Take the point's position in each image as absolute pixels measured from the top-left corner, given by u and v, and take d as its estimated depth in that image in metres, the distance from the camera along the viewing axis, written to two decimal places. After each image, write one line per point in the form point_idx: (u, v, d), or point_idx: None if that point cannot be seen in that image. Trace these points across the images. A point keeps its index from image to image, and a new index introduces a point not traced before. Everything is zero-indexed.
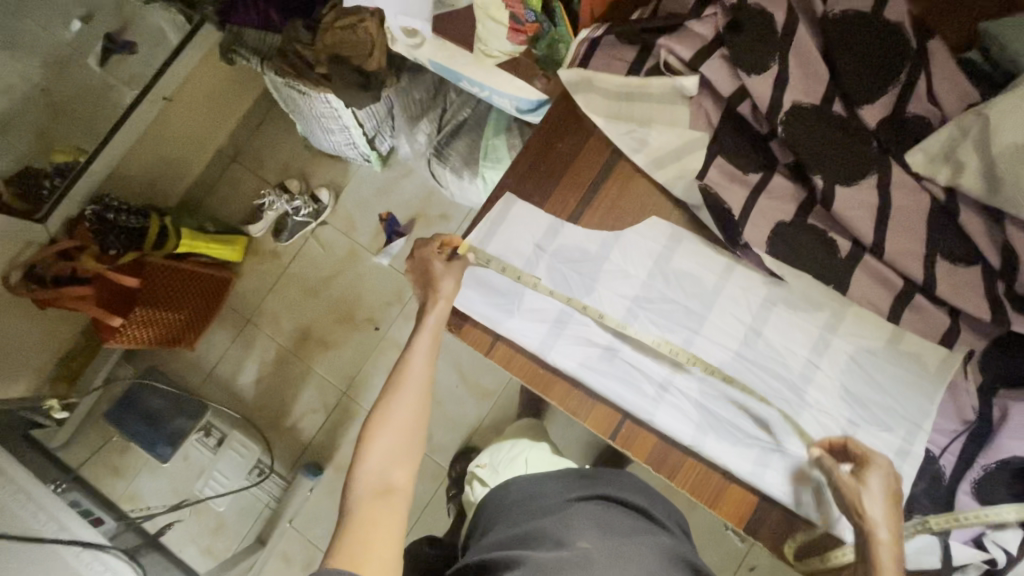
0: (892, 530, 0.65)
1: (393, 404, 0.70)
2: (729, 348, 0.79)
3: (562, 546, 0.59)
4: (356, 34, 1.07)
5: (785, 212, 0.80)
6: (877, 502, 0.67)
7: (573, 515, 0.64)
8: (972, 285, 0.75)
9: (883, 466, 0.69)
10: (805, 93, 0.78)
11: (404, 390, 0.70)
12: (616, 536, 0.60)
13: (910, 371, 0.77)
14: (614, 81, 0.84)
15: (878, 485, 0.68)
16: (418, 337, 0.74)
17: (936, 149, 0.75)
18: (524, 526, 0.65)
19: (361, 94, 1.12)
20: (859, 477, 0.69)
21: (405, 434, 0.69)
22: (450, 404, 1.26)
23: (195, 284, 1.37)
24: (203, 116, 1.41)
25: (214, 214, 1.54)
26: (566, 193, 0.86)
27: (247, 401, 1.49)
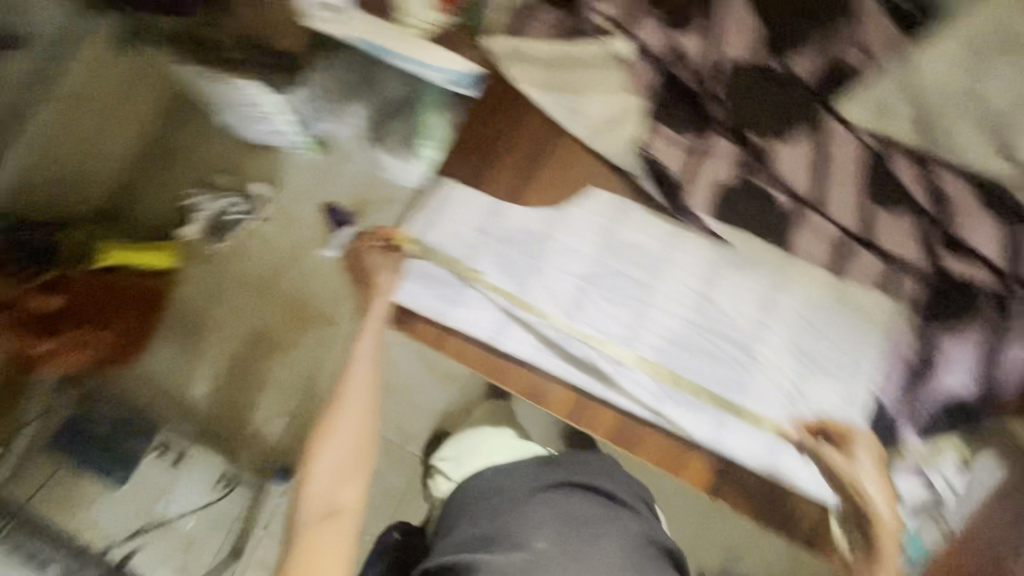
0: (891, 505, 0.67)
1: (340, 414, 0.71)
2: (681, 317, 0.79)
3: (518, 550, 0.60)
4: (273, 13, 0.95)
5: (725, 172, 0.78)
6: (873, 479, 0.68)
7: (530, 510, 0.64)
8: (907, 230, 0.76)
9: (866, 440, 0.71)
10: (741, 47, 0.78)
11: (346, 400, 0.72)
12: (569, 529, 0.62)
13: (853, 320, 0.78)
14: (544, 48, 0.81)
15: (866, 456, 0.70)
16: (360, 340, 0.74)
17: (864, 99, 0.76)
18: (488, 525, 0.65)
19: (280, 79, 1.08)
20: (847, 452, 0.71)
21: (354, 443, 0.71)
22: (415, 394, 1.21)
23: (129, 298, 1.28)
24: (116, 109, 1.28)
25: (136, 220, 1.41)
26: (504, 171, 0.82)
27: (204, 413, 1.42)
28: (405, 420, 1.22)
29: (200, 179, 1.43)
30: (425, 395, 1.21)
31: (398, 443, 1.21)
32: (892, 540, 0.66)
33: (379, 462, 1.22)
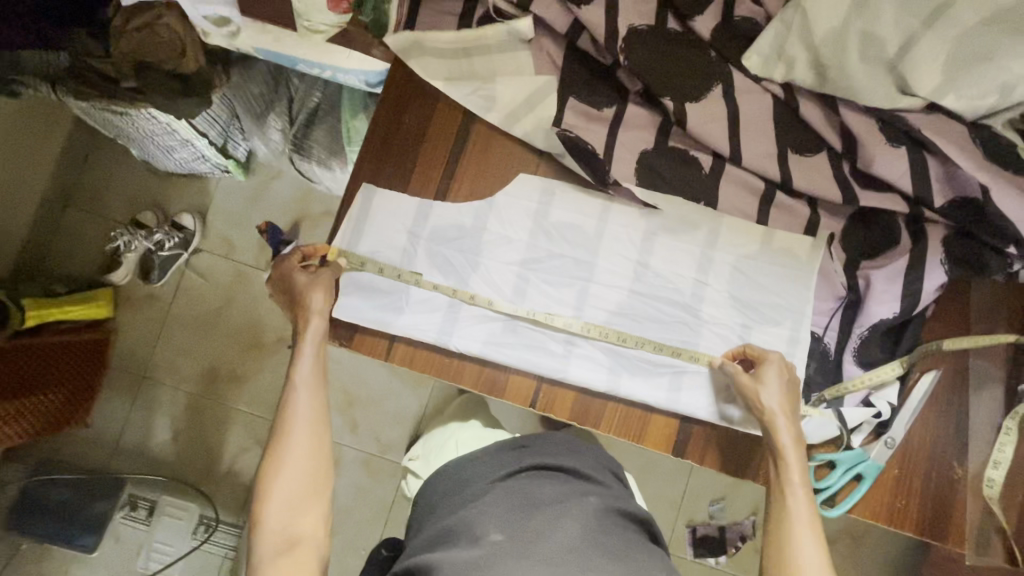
0: (788, 417, 0.71)
1: (289, 443, 0.66)
2: (623, 288, 0.80)
3: (469, 545, 0.57)
4: (157, 34, 0.91)
5: (646, 140, 0.79)
6: (772, 393, 0.72)
7: (489, 503, 0.62)
8: (823, 172, 0.79)
9: (776, 361, 0.74)
10: (638, 16, 0.77)
11: (292, 427, 0.67)
12: (531, 514, 0.60)
13: (785, 265, 0.81)
14: (445, 38, 0.78)
15: (773, 377, 0.73)
16: (298, 363, 0.70)
17: (767, 48, 0.77)
18: (447, 520, 0.63)
19: (185, 103, 1.00)
20: (757, 374, 0.73)
21: (307, 470, 0.66)
22: (388, 402, 1.20)
23: (68, 356, 1.20)
24: (16, 163, 1.19)
25: (64, 272, 1.34)
26: (428, 170, 0.80)
27: (170, 460, 1.35)
28: (380, 430, 1.20)
29: (125, 220, 1.36)
30: (396, 402, 1.20)
31: (378, 455, 1.20)
32: (790, 448, 0.70)
33: (359, 478, 1.20)
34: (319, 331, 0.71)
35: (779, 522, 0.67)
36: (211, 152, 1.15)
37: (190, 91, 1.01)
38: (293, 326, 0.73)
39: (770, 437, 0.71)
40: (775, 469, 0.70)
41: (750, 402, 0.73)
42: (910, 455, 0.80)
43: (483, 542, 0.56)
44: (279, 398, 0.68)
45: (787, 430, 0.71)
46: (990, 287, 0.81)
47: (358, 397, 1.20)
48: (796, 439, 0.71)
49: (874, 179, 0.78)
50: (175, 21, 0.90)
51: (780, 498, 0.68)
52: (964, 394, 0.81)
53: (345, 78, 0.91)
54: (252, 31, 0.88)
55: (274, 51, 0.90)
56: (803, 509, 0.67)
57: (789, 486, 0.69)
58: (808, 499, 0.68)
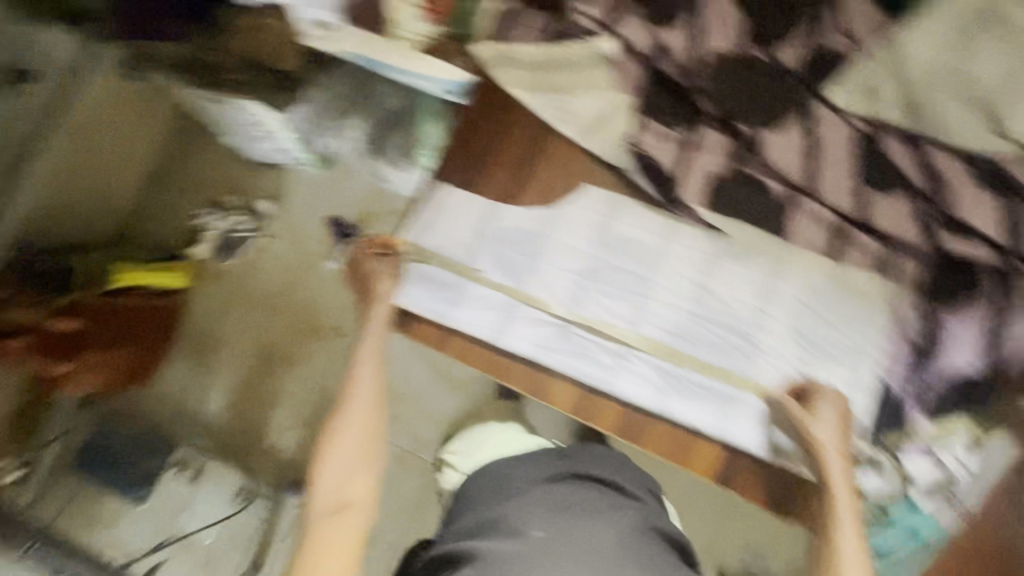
0: (843, 454, 0.67)
1: (348, 416, 0.69)
2: (681, 308, 0.79)
3: (512, 538, 0.58)
4: (269, 37, 1.04)
5: (717, 164, 0.79)
6: (827, 427, 0.69)
7: (534, 501, 0.63)
8: (903, 211, 0.76)
9: (831, 397, 0.71)
10: (721, 43, 0.79)
11: (351, 402, 0.70)
12: (574, 517, 0.60)
13: (854, 303, 0.78)
14: (531, 52, 0.83)
15: (829, 412, 0.70)
16: (364, 342, 0.74)
17: (860, 83, 0.77)
18: (489, 513, 0.64)
19: (277, 93, 1.10)
20: (810, 406, 0.71)
21: (361, 443, 0.68)
22: (427, 401, 1.22)
23: (145, 317, 1.30)
24: (124, 139, 1.32)
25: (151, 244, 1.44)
26: (499, 174, 0.83)
27: (218, 427, 1.43)
28: (415, 427, 1.23)
29: (209, 200, 1.46)
30: (435, 401, 1.23)
31: (411, 452, 1.22)
32: (842, 482, 0.65)
33: (392, 471, 1.22)
34: (384, 313, 0.74)
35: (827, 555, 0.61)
36: (292, 142, 1.25)
37: (285, 85, 1.11)
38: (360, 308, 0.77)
39: (819, 470, 0.67)
40: (824, 514, 0.64)
41: (801, 435, 0.69)
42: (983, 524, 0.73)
43: (526, 536, 0.57)
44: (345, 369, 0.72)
45: (836, 462, 0.66)
46: None
47: (399, 393, 1.23)
48: (846, 469, 0.66)
49: (960, 225, 0.75)
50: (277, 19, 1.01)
51: (825, 532, 0.63)
52: None
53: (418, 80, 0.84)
54: None
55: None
56: (855, 550, 0.60)
57: (840, 517, 0.63)
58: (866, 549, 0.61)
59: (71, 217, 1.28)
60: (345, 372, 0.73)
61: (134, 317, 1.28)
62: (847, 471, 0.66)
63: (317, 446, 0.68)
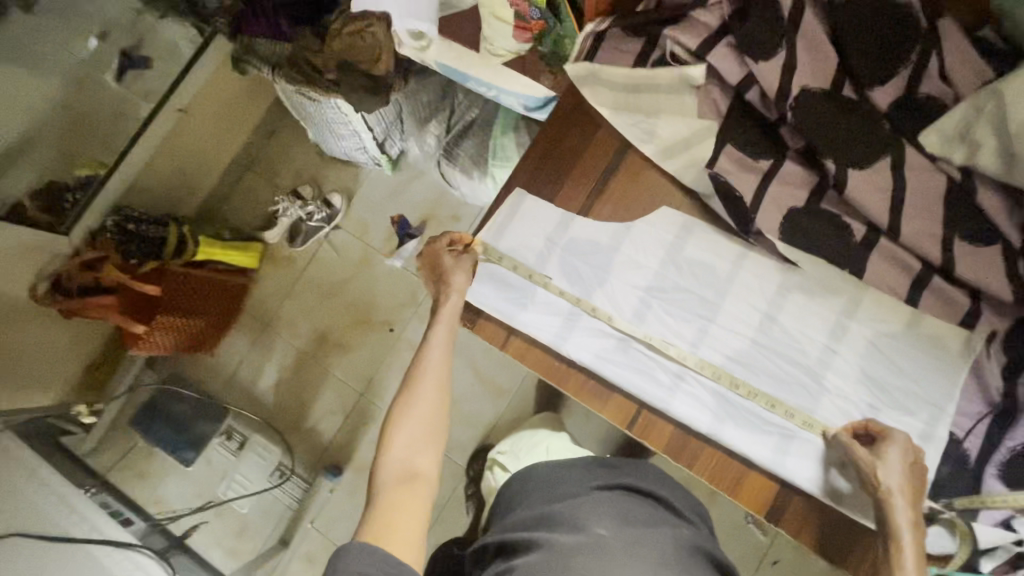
0: (909, 505, 0.65)
1: (417, 396, 0.73)
2: (745, 336, 0.79)
3: (576, 532, 0.64)
4: (361, 40, 1.05)
5: (797, 198, 0.79)
6: (895, 474, 0.67)
7: (593, 503, 0.68)
8: (993, 265, 0.73)
9: (901, 442, 0.68)
10: (814, 78, 0.78)
11: (420, 384, 0.74)
12: (633, 525, 0.65)
13: (931, 353, 0.76)
14: (618, 74, 0.84)
15: (896, 458, 0.67)
16: (435, 330, 0.77)
17: (950, 128, 0.74)
18: (546, 508, 0.70)
19: (370, 97, 1.14)
20: (877, 451, 0.69)
21: (429, 420, 0.73)
22: (467, 404, 1.25)
23: (210, 289, 1.39)
24: (220, 125, 1.43)
25: (231, 221, 1.55)
26: (576, 188, 0.86)
27: (269, 404, 1.50)
28: (453, 428, 1.25)
29: (288, 187, 1.54)
30: (474, 404, 1.25)
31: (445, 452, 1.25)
32: (906, 533, 0.64)
33: None
34: (456, 304, 0.78)
35: None
36: (372, 145, 1.34)
37: (376, 89, 1.14)
38: (433, 298, 0.81)
39: (881, 516, 0.66)
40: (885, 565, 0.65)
41: (868, 480, 0.69)
42: None
43: (590, 532, 0.63)
44: (415, 352, 0.77)
45: (904, 512, 0.65)
46: None
47: None
48: (913, 525, 0.65)
49: None
50: (382, 29, 1.05)
51: None
52: None
53: (506, 99, 1.06)
54: (442, 48, 1.04)
55: (452, 66, 1.05)
56: None
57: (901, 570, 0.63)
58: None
59: (158, 192, 1.41)
60: (416, 356, 0.77)
61: (206, 289, 1.38)
62: (913, 523, 0.65)
63: (386, 422, 0.73)
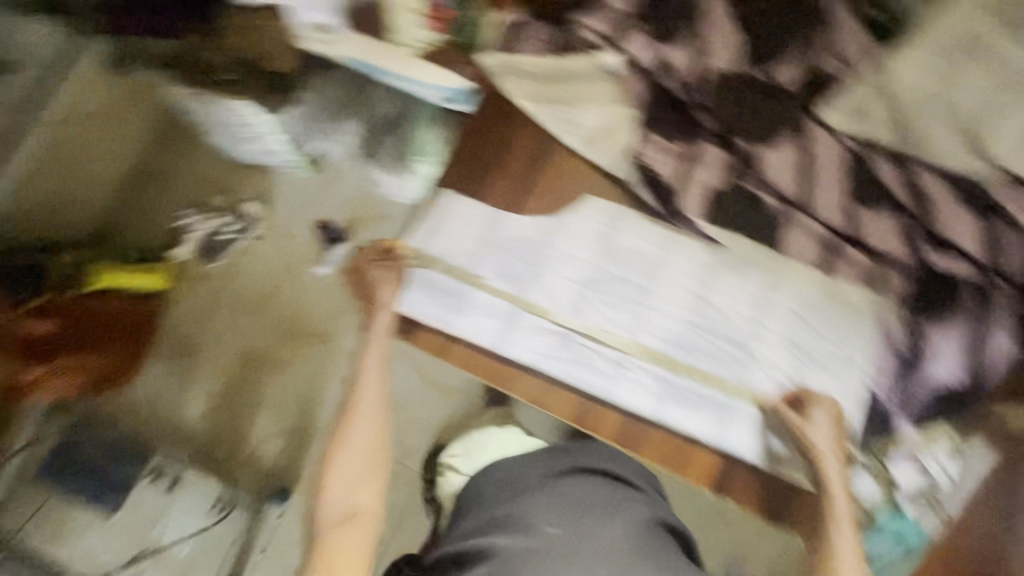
0: (836, 461, 0.71)
1: (352, 424, 0.72)
2: (680, 317, 0.81)
3: (526, 535, 0.63)
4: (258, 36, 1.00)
5: (717, 178, 0.82)
6: (819, 432, 0.73)
7: (545, 498, 0.68)
8: (892, 228, 0.79)
9: (827, 404, 0.75)
10: (722, 61, 0.82)
11: (360, 405, 0.73)
12: (585, 515, 0.65)
13: (845, 317, 0.80)
14: (538, 63, 0.84)
15: (822, 417, 0.74)
16: (369, 351, 0.76)
17: (848, 104, 0.80)
18: (497, 512, 0.69)
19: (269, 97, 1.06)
20: (805, 413, 0.74)
21: (370, 444, 0.71)
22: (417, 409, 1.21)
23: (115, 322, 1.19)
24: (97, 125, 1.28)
25: (136, 237, 1.34)
26: (503, 182, 0.83)
27: (201, 433, 1.38)
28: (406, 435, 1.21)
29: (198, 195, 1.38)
30: (423, 408, 1.22)
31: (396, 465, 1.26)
32: (838, 493, 0.69)
33: None
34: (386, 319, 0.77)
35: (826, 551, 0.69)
36: (282, 146, 1.23)
37: (276, 88, 1.07)
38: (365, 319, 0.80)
39: (815, 476, 0.71)
40: (823, 520, 0.70)
41: (800, 444, 0.73)
42: None
43: (540, 534, 0.62)
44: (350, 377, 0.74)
45: (835, 473, 0.70)
46: None
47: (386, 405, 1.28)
48: (842, 483, 0.70)
49: (943, 242, 0.78)
50: (276, 22, 0.98)
51: (824, 534, 0.69)
52: None
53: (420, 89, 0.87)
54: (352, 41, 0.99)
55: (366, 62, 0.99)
56: (850, 554, 0.67)
57: (837, 522, 0.69)
58: (854, 541, 0.68)
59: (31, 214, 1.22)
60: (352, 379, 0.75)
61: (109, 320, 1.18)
62: (842, 480, 0.70)
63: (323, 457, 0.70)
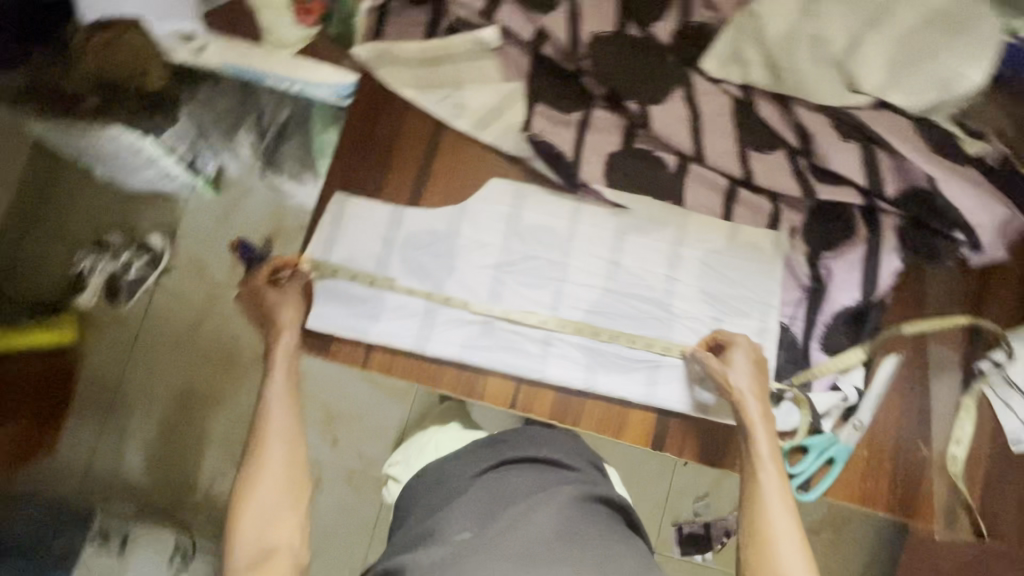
0: (759, 401, 0.72)
1: (266, 456, 0.66)
2: (597, 286, 0.81)
3: (439, 544, 0.63)
4: (120, 53, 0.97)
5: (612, 142, 0.81)
6: (743, 375, 0.74)
7: (465, 502, 0.68)
8: (783, 167, 0.81)
9: (745, 344, 0.76)
10: (600, 23, 0.80)
11: (265, 438, 0.67)
12: (502, 511, 0.65)
13: (751, 259, 0.83)
14: (412, 49, 0.81)
15: (740, 360, 0.75)
16: (272, 378, 0.70)
17: (723, 52, 0.81)
18: (424, 523, 0.69)
19: (149, 118, 1.04)
20: (724, 357, 0.76)
21: (285, 472, 0.66)
22: (373, 418, 1.26)
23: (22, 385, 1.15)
24: None
25: (19, 293, 1.23)
26: (400, 178, 0.81)
27: (146, 488, 1.26)
28: (366, 445, 1.26)
29: (90, 236, 1.27)
30: (379, 416, 1.26)
31: (359, 473, 1.27)
32: (759, 427, 0.70)
33: (345, 496, 1.25)
34: (291, 339, 0.72)
35: (753, 498, 0.66)
36: (179, 171, 1.10)
37: (153, 108, 1.04)
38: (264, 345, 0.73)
39: (739, 417, 0.72)
40: (749, 463, 0.69)
41: (724, 387, 0.74)
42: (877, 437, 0.83)
43: (452, 540, 0.63)
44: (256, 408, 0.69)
45: (755, 407, 0.71)
46: (945, 275, 0.85)
47: (337, 417, 1.28)
48: (764, 417, 0.71)
49: (830, 174, 0.81)
50: (137, 36, 0.97)
51: (750, 473, 0.68)
52: (925, 376, 0.84)
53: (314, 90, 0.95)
54: None
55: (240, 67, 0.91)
56: (778, 489, 0.66)
57: (761, 463, 0.68)
58: (780, 479, 0.67)
59: None
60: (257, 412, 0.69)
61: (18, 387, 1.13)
62: (765, 415, 0.71)
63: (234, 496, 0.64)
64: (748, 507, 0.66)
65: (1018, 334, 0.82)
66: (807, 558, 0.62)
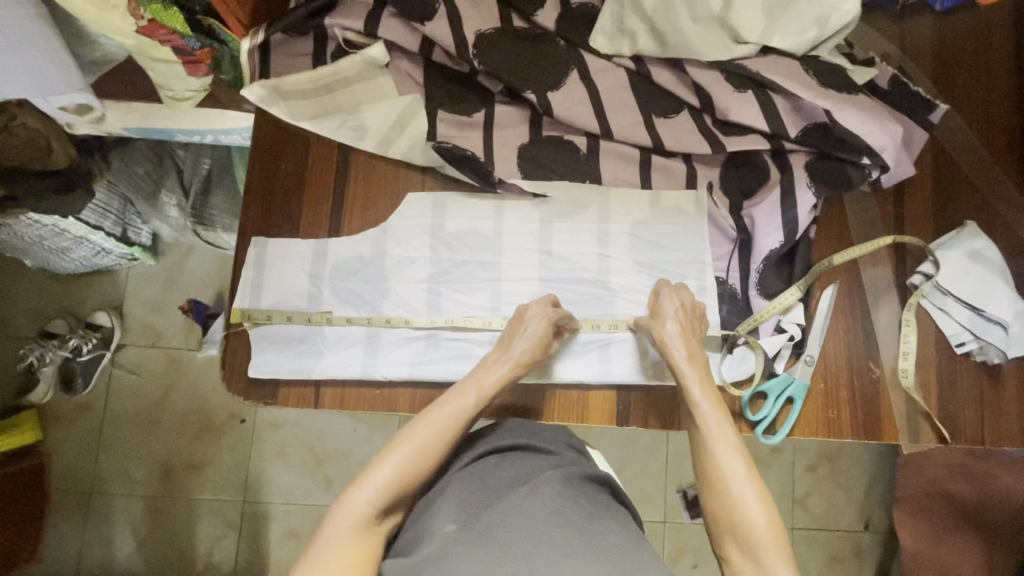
0: (685, 346, 0.75)
1: (427, 422, 0.69)
2: (533, 279, 0.82)
3: (426, 544, 0.59)
4: (16, 135, 0.80)
5: (520, 135, 0.82)
6: (671, 325, 0.76)
7: (451, 498, 0.65)
8: (688, 128, 0.83)
9: (671, 291, 0.78)
10: (483, 21, 0.79)
11: (425, 425, 0.68)
12: (493, 502, 0.63)
13: (677, 221, 0.84)
14: (304, 79, 0.80)
15: (670, 308, 0.77)
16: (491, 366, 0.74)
17: (609, 26, 0.81)
18: (413, 526, 0.65)
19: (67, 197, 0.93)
20: (657, 310, 0.78)
21: (440, 436, 0.68)
22: (361, 449, 1.28)
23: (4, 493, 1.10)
24: None
25: None
26: (316, 212, 0.82)
27: (141, 568, 1.26)
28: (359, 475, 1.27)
29: (36, 332, 1.29)
30: (367, 447, 1.28)
31: None
32: (686, 366, 0.74)
33: None
34: (523, 351, 0.74)
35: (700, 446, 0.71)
36: (112, 243, 1.12)
37: (69, 185, 0.93)
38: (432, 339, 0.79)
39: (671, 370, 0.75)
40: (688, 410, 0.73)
41: (654, 339, 0.77)
42: (830, 368, 0.85)
43: (439, 534, 0.59)
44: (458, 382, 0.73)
45: (679, 347, 0.75)
46: (862, 200, 0.88)
47: (324, 454, 1.28)
48: (691, 357, 0.75)
49: (734, 126, 0.83)
50: (34, 118, 0.81)
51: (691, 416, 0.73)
52: (865, 299, 0.86)
53: (227, 138, 0.93)
54: (117, 112, 0.86)
55: (143, 126, 0.90)
56: (721, 434, 0.70)
57: (698, 407, 0.72)
58: (720, 420, 0.71)
59: None
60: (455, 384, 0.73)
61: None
62: (693, 358, 0.75)
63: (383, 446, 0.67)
64: (697, 445, 0.71)
65: (940, 244, 0.86)
66: (756, 480, 0.67)
